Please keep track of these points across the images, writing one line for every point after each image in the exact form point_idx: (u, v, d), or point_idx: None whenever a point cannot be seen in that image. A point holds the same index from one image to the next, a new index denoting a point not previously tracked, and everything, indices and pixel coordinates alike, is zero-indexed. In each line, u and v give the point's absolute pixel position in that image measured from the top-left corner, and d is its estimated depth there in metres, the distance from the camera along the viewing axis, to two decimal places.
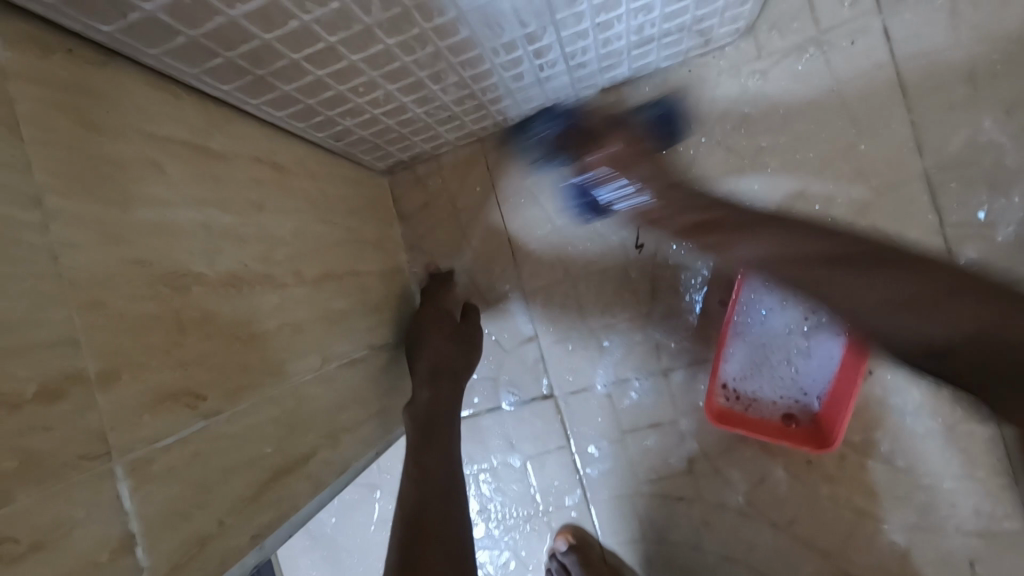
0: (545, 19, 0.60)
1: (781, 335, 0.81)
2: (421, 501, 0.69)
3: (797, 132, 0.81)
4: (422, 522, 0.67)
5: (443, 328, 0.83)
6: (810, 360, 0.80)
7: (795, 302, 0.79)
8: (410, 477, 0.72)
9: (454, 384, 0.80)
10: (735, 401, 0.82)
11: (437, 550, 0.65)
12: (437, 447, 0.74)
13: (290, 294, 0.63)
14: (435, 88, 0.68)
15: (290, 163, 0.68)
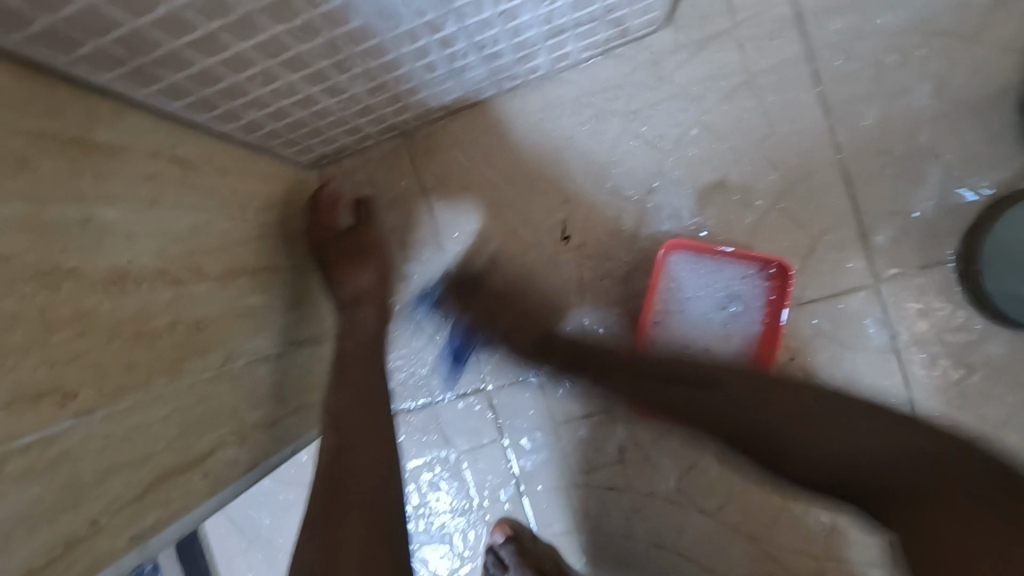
0: (443, 8, 0.59)
1: (703, 324, 0.82)
2: (338, 447, 0.67)
3: (718, 121, 0.82)
4: (338, 468, 0.65)
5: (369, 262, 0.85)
6: (727, 350, 0.81)
7: (714, 291, 0.81)
8: (328, 423, 0.70)
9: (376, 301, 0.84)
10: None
11: (354, 495, 0.63)
12: (360, 393, 0.73)
13: (190, 291, 0.61)
14: (342, 79, 0.67)
15: (195, 156, 0.66)
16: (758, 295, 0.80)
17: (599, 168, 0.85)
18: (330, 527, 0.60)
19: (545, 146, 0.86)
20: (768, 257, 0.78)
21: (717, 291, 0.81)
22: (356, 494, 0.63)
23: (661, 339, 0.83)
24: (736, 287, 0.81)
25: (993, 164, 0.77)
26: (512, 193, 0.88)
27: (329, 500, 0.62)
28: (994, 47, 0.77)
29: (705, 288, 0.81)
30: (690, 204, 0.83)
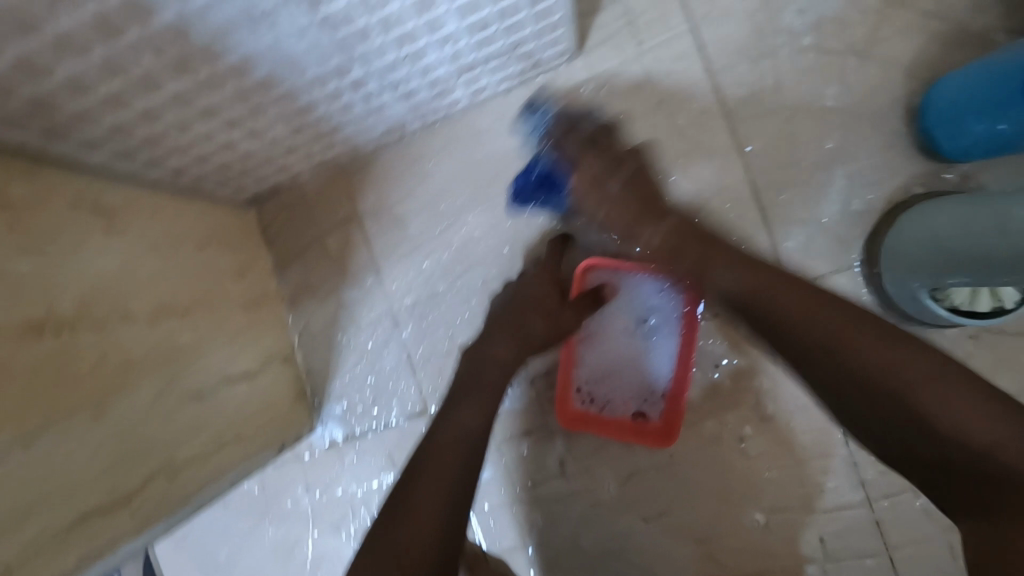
0: (346, 54, 0.63)
1: (629, 336, 0.87)
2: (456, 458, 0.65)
3: (633, 144, 0.87)
4: (430, 471, 0.63)
5: (545, 314, 0.80)
6: (652, 359, 0.86)
7: (636, 304, 0.86)
8: (446, 428, 0.68)
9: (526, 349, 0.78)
10: (591, 396, 0.88)
11: (437, 499, 0.61)
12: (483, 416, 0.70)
13: (121, 332, 0.63)
14: (259, 122, 0.70)
15: (121, 203, 0.69)
16: (677, 307, 0.86)
17: (525, 192, 0.89)
18: (396, 523, 0.59)
19: (474, 174, 0.90)
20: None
21: (639, 305, 0.87)
22: (443, 496, 0.62)
23: (594, 351, 0.88)
24: (658, 299, 0.86)
25: (889, 172, 0.81)
26: (446, 221, 0.91)
27: (413, 493, 0.61)
28: (882, 64, 0.81)
29: (629, 303, 0.87)
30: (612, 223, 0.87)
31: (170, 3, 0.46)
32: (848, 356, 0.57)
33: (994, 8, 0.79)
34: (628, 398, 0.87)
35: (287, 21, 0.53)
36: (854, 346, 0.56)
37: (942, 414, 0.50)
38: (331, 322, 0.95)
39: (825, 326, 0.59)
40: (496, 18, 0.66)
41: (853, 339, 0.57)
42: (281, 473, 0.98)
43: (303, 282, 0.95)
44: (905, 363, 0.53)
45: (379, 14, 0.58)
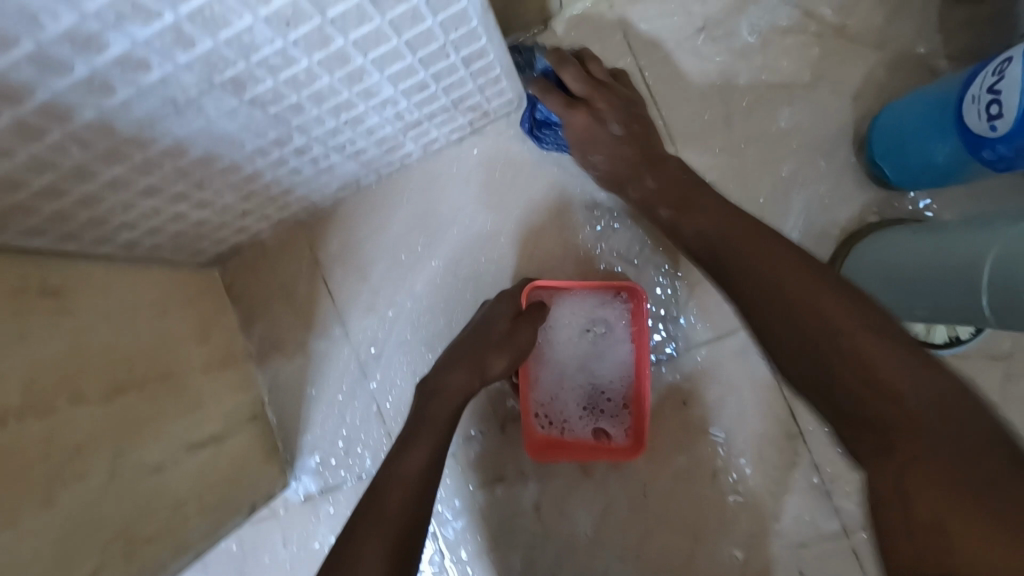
0: (282, 126, 0.63)
1: (576, 351, 0.85)
2: (401, 513, 0.62)
3: (586, 185, 0.87)
4: (376, 526, 0.60)
5: (503, 349, 0.76)
6: (603, 370, 0.85)
7: (578, 318, 0.85)
8: (393, 483, 0.65)
9: (484, 367, 0.75)
10: (546, 417, 0.85)
11: (385, 540, 0.59)
12: (431, 461, 0.68)
13: (74, 413, 0.63)
14: (206, 194, 0.70)
15: (73, 282, 0.69)
16: (621, 314, 0.85)
17: (484, 239, 0.89)
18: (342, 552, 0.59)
19: (431, 223, 0.91)
20: (621, 283, 0.83)
21: (581, 317, 0.85)
22: (387, 555, 0.58)
23: (546, 375, 0.85)
24: (599, 309, 0.85)
25: (843, 200, 0.81)
26: (406, 270, 0.92)
27: (352, 551, 0.58)
28: (828, 96, 0.81)
29: (571, 318, 0.85)
30: (573, 265, 0.87)
31: (88, 103, 0.47)
32: (784, 310, 0.53)
33: (934, 35, 0.79)
34: (585, 412, 0.85)
35: (213, 105, 0.54)
36: (777, 306, 0.54)
37: (883, 370, 0.46)
38: (299, 376, 0.95)
39: (765, 288, 0.56)
40: (432, 78, 0.67)
41: (785, 295, 0.54)
42: (257, 530, 0.97)
43: (270, 338, 0.95)
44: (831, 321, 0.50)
45: (309, 90, 0.58)
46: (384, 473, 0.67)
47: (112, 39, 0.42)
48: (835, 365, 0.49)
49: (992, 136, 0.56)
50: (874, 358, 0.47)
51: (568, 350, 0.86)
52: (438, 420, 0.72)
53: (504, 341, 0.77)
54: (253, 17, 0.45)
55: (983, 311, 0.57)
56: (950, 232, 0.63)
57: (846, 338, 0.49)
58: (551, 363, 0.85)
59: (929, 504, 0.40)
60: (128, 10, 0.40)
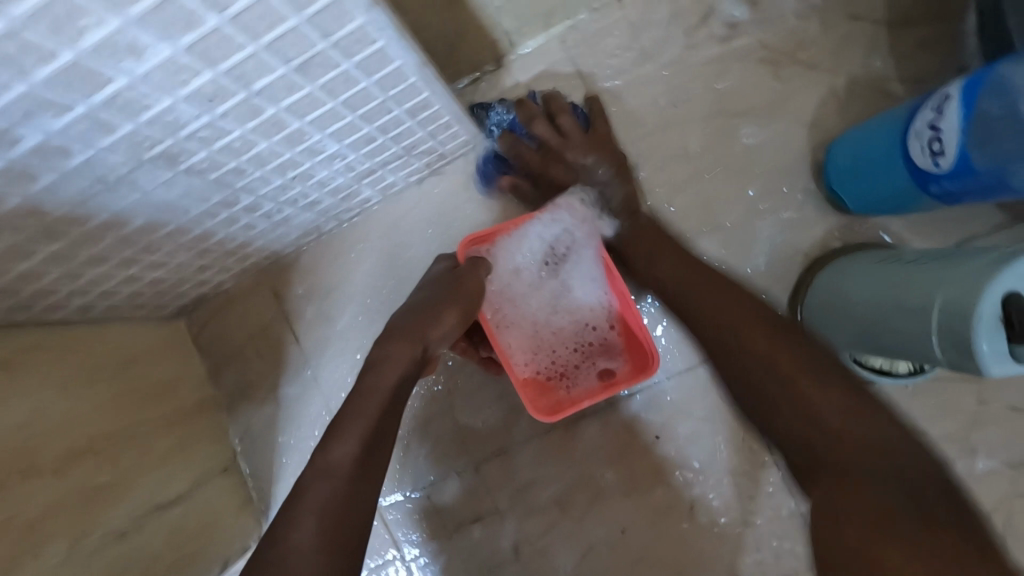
0: (226, 189, 0.62)
1: (539, 300, 0.80)
2: (331, 504, 0.58)
3: None
4: (304, 518, 0.57)
5: (455, 303, 0.69)
6: (578, 299, 0.80)
7: (528, 266, 0.79)
8: (317, 471, 0.60)
9: (432, 325, 0.68)
10: (537, 369, 0.79)
11: (317, 525, 0.56)
12: (372, 436, 0.63)
13: (25, 491, 0.61)
14: (157, 256, 0.69)
15: (24, 353, 0.68)
16: (572, 240, 0.79)
17: None
18: (278, 534, 0.56)
19: (395, 265, 0.90)
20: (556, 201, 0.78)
21: (535, 251, 0.78)
22: (326, 527, 0.57)
23: (519, 335, 0.79)
24: (550, 234, 0.78)
25: (806, 228, 0.80)
26: (373, 313, 0.91)
27: (289, 524, 0.56)
28: (784, 124, 0.81)
29: (527, 258, 0.79)
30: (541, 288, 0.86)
31: (12, 190, 0.46)
32: (759, 358, 0.61)
33: (884, 59, 0.79)
34: (579, 350, 0.80)
35: (149, 178, 0.53)
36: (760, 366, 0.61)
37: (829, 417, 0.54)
38: (270, 426, 0.94)
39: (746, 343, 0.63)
40: (379, 131, 0.66)
41: (754, 343, 0.62)
42: None
43: (239, 387, 0.95)
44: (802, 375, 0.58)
45: (248, 154, 0.58)
46: (313, 464, 0.61)
47: (25, 130, 0.41)
48: (806, 404, 0.56)
49: (937, 171, 0.60)
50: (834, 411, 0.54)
51: (532, 301, 0.80)
52: (378, 393, 0.65)
53: (454, 290, 0.71)
54: (173, 97, 0.45)
55: (934, 352, 0.56)
56: (908, 267, 0.63)
57: (806, 386, 0.57)
58: (522, 320, 0.79)
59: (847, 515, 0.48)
60: (37, 105, 0.40)
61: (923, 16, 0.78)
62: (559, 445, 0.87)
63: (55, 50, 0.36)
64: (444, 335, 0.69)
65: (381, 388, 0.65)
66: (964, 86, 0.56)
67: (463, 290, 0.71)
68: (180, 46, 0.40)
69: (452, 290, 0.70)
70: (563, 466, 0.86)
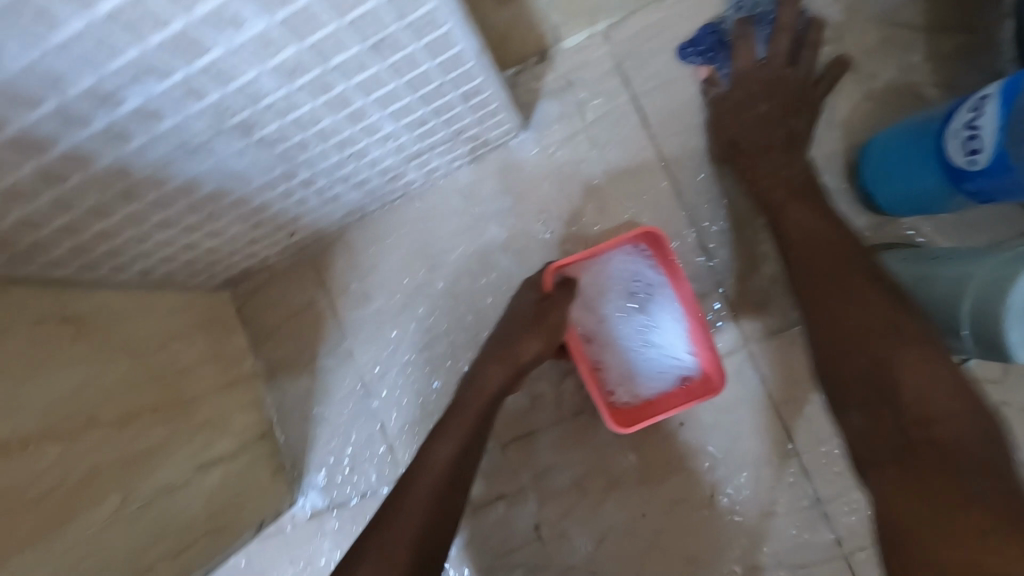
0: (288, 162, 0.66)
1: (621, 318, 0.85)
2: (428, 497, 0.67)
3: (584, 210, 0.89)
4: (404, 506, 0.65)
5: (536, 331, 0.77)
6: (659, 323, 0.83)
7: (610, 289, 0.85)
8: (421, 469, 0.69)
9: (517, 355, 0.76)
10: (620, 382, 0.84)
11: (411, 523, 0.64)
12: (461, 451, 0.71)
13: (84, 441, 0.65)
14: (215, 225, 0.73)
15: (85, 312, 0.72)
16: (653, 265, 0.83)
17: (486, 262, 0.92)
18: (376, 525, 0.64)
19: (433, 246, 0.93)
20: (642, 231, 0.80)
21: (616, 276, 0.85)
22: (418, 527, 0.64)
23: (606, 349, 0.85)
24: (634, 264, 0.84)
25: None
26: (410, 292, 0.94)
27: (388, 516, 0.64)
28: (818, 124, 0.83)
29: (612, 286, 0.85)
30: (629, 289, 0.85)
31: (106, 150, 0.50)
32: (861, 344, 0.60)
33: (919, 64, 0.81)
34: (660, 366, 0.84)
35: (223, 147, 0.57)
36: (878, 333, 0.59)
37: (922, 398, 0.52)
38: (305, 397, 0.98)
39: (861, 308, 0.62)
40: (431, 113, 0.70)
41: (867, 316, 0.61)
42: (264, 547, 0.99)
43: (277, 360, 0.98)
44: (905, 357, 0.56)
45: (313, 129, 0.62)
46: (415, 462, 0.71)
47: (129, 93, 0.45)
48: (898, 383, 0.55)
49: (974, 169, 0.62)
50: (929, 393, 0.52)
51: (616, 317, 0.85)
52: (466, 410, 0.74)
53: (537, 318, 0.78)
54: (260, 69, 0.48)
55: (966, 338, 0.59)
56: (939, 262, 0.65)
57: (897, 366, 0.55)
58: (605, 335, 0.85)
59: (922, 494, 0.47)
60: (143, 70, 0.43)
61: (960, 23, 0.80)
62: (582, 428, 0.89)
63: (168, 19, 0.40)
64: (528, 360, 0.77)
65: (469, 407, 0.74)
66: (1002, 86, 0.58)
67: (548, 321, 0.77)
68: (274, 21, 0.44)
69: (537, 317, 0.78)
70: (586, 449, 0.88)
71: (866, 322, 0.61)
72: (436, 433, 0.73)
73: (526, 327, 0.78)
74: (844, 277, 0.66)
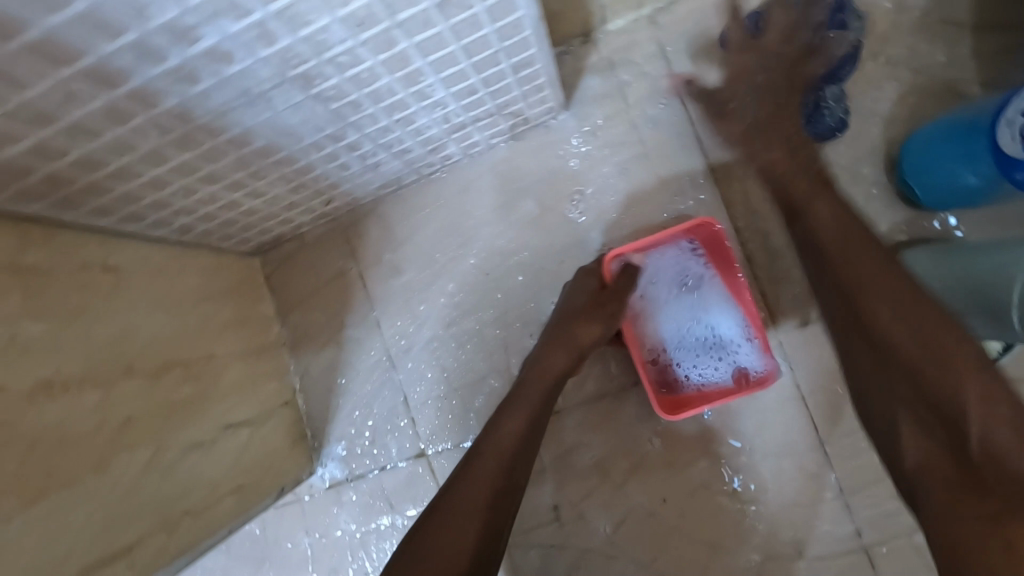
0: (339, 122, 0.66)
1: (674, 309, 0.85)
2: (495, 471, 0.66)
3: (619, 193, 0.89)
4: (474, 478, 0.65)
5: (593, 317, 0.78)
6: (712, 319, 0.83)
7: (664, 281, 0.85)
8: (489, 440, 0.69)
9: (578, 339, 0.77)
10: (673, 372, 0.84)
11: (481, 494, 0.63)
12: (527, 428, 0.71)
13: (121, 390, 0.65)
14: (259, 184, 0.74)
15: (126, 262, 0.72)
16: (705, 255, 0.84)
17: (518, 240, 0.92)
18: (445, 493, 0.64)
19: (466, 222, 0.93)
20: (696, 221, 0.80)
21: (670, 267, 0.85)
22: (487, 499, 0.63)
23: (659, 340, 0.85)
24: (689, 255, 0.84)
25: (874, 218, 0.82)
26: (441, 267, 0.94)
27: (455, 487, 0.64)
28: (859, 118, 0.83)
29: (662, 275, 0.85)
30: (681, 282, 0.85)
31: (173, 91, 0.51)
32: (912, 358, 0.56)
33: (964, 62, 0.81)
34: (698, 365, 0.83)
35: (282, 99, 0.58)
36: (926, 364, 0.54)
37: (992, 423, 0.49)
38: (329, 367, 0.98)
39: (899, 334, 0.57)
40: (481, 82, 0.70)
41: (915, 324, 0.57)
42: (280, 516, 0.99)
43: (303, 329, 0.98)
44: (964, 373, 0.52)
45: (369, 89, 0.62)
46: (482, 438, 0.70)
47: (206, 31, 0.45)
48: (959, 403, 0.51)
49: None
50: (996, 416, 0.49)
51: (669, 309, 0.85)
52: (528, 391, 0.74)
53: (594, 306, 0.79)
54: (331, 18, 0.49)
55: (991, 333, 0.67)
56: (985, 256, 0.68)
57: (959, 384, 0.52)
58: (658, 325, 0.85)
59: (992, 540, 0.44)
60: (223, 8, 0.44)
61: (1008, 22, 0.81)
62: (608, 409, 0.89)
63: None
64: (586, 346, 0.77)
65: (532, 387, 0.75)
66: None
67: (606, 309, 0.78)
68: None
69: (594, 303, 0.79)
70: (610, 431, 0.88)
71: (915, 332, 0.57)
72: (501, 411, 0.73)
73: (585, 313, 0.78)
74: (884, 281, 0.61)
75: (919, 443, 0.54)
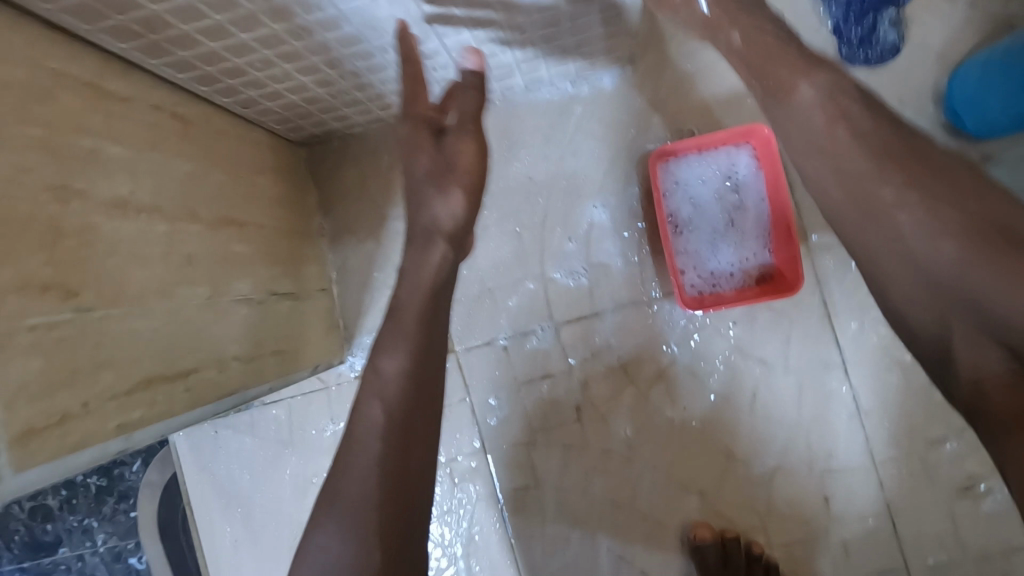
0: (425, 25, 0.71)
1: (705, 212, 0.88)
2: (388, 424, 0.62)
3: (667, 109, 0.91)
4: (366, 446, 0.60)
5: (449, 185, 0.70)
6: (737, 228, 0.87)
7: (702, 182, 0.88)
8: (371, 392, 0.63)
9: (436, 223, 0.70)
10: (693, 273, 0.88)
11: (369, 461, 0.59)
12: (411, 365, 0.65)
13: (184, 228, 0.68)
14: (330, 66, 0.78)
15: (193, 115, 0.74)
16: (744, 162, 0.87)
17: (566, 153, 0.93)
18: (340, 462, 0.61)
19: (514, 129, 0.94)
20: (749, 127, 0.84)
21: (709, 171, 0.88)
22: (377, 464, 0.59)
23: (686, 240, 0.88)
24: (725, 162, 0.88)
25: None
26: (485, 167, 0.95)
27: (342, 464, 0.60)
28: (913, 46, 0.85)
29: (699, 182, 0.88)
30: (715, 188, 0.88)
31: None
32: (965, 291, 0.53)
33: None
34: (700, 272, 0.88)
35: None
36: (982, 294, 0.52)
37: None
38: (367, 262, 1.00)
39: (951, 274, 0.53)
40: (566, 15, 0.73)
41: (966, 260, 0.52)
42: (307, 403, 1.02)
43: (344, 221, 1.01)
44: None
45: None
46: (366, 384, 0.64)
47: None
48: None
49: None
50: None
51: (699, 211, 0.89)
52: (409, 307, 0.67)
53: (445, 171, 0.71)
54: None
55: None
56: None
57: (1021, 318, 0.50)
58: (688, 225, 0.89)
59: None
60: None
61: None
62: (639, 316, 0.91)
63: None
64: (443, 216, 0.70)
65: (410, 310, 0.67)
66: None
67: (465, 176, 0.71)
68: None
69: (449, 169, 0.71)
70: (639, 336, 0.91)
71: (966, 267, 0.52)
72: (381, 345, 0.66)
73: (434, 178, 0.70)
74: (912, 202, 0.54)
75: (972, 355, 0.56)
